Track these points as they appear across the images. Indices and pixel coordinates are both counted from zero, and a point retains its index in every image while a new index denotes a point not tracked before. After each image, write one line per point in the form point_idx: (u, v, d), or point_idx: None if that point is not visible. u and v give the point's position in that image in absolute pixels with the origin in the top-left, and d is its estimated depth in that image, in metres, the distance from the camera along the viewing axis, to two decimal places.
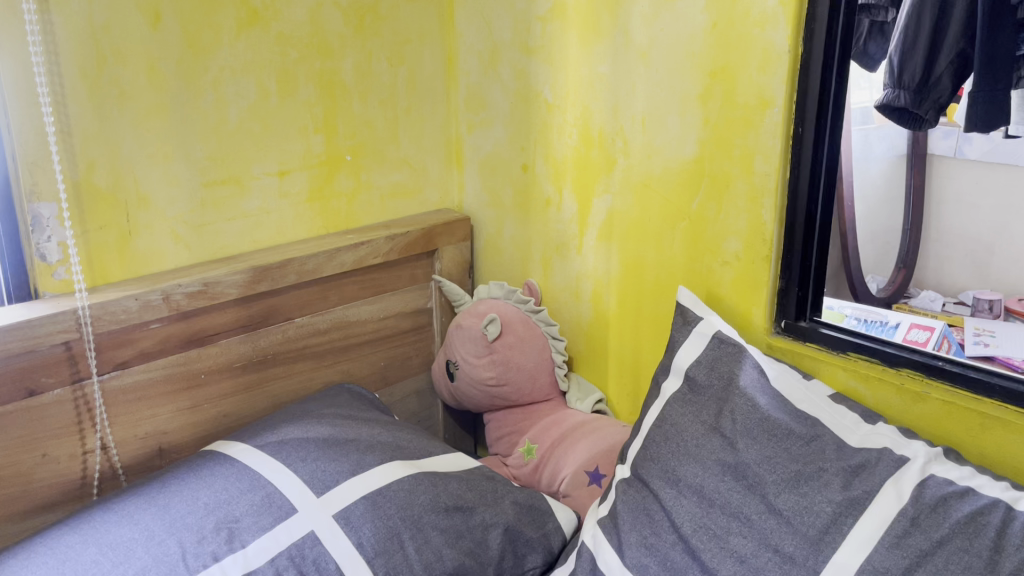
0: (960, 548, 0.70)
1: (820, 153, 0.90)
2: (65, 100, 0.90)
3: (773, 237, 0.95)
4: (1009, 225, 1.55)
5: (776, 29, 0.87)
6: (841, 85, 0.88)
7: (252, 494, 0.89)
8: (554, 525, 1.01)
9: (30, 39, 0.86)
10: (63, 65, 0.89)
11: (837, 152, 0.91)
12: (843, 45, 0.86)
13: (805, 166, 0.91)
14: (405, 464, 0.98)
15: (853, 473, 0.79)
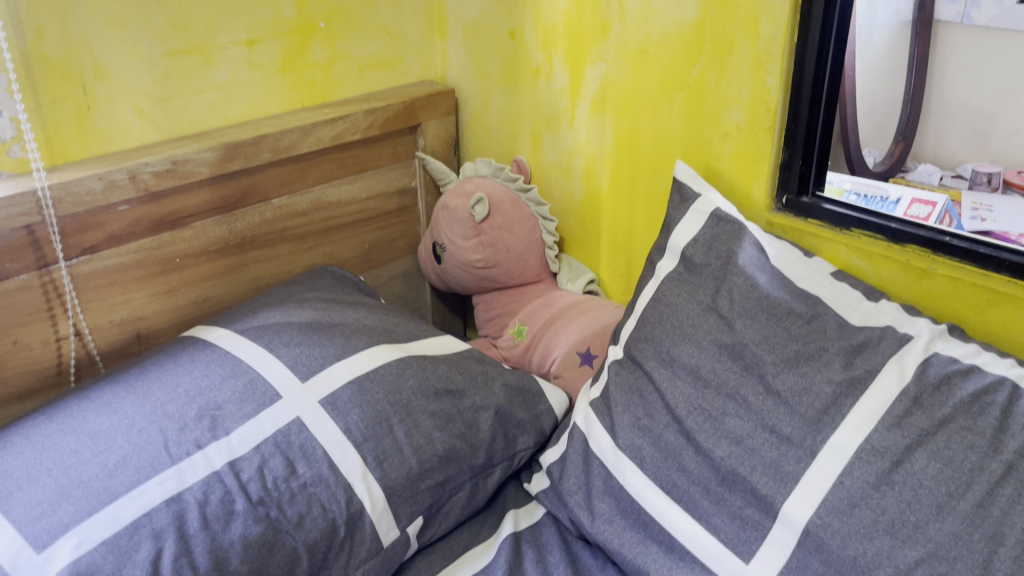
0: (962, 428, 0.69)
1: (832, 13, 0.83)
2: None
3: (777, 105, 0.89)
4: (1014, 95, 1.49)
5: None
6: None
7: (234, 381, 0.86)
8: (545, 407, 1.00)
9: None
10: None
11: (850, 12, 0.85)
12: None
13: (815, 28, 0.84)
14: (392, 348, 0.95)
15: (855, 353, 0.77)
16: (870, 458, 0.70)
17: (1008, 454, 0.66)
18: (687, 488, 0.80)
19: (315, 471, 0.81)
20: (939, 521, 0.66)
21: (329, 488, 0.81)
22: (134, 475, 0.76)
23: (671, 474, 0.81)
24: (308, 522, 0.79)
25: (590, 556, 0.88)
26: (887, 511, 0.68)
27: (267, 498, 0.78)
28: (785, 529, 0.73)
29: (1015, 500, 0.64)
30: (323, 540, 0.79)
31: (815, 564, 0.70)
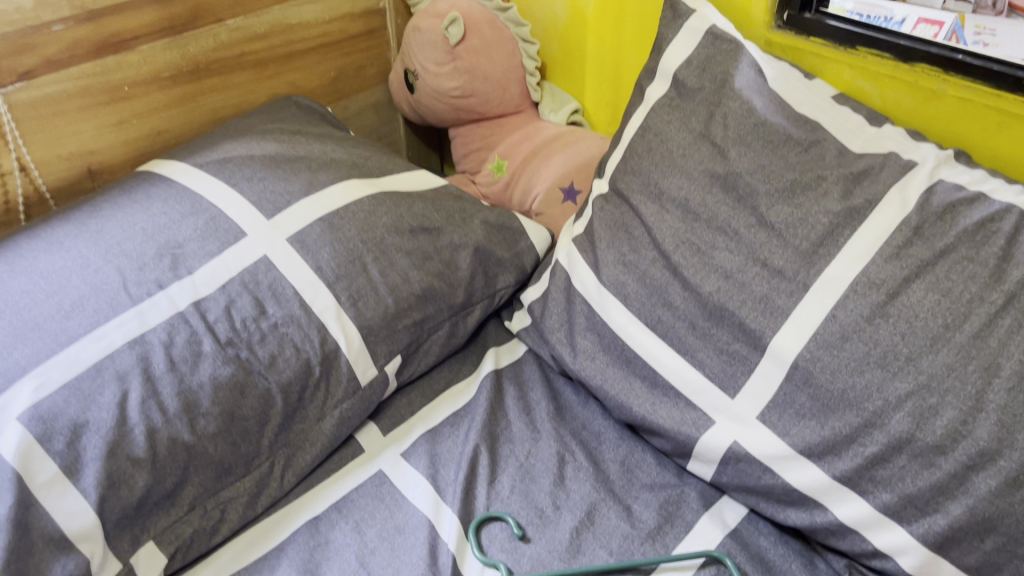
0: (964, 258, 0.65)
1: None
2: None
3: None
4: None
5: None
6: None
7: (195, 218, 0.81)
8: (527, 244, 0.96)
9: None
10: None
11: None
12: None
13: None
14: (364, 183, 0.90)
15: (855, 181, 0.72)
16: (866, 290, 0.67)
17: (1010, 284, 0.63)
18: (672, 324, 0.77)
19: (285, 311, 0.78)
20: (932, 354, 0.63)
21: (301, 328, 0.78)
22: (92, 316, 0.72)
23: (656, 310, 0.78)
24: (280, 363, 0.76)
25: (572, 393, 0.87)
26: (880, 344, 0.65)
27: (236, 339, 0.75)
28: (773, 364, 0.71)
29: (1014, 330, 0.61)
30: (298, 381, 0.76)
31: (803, 398, 0.69)
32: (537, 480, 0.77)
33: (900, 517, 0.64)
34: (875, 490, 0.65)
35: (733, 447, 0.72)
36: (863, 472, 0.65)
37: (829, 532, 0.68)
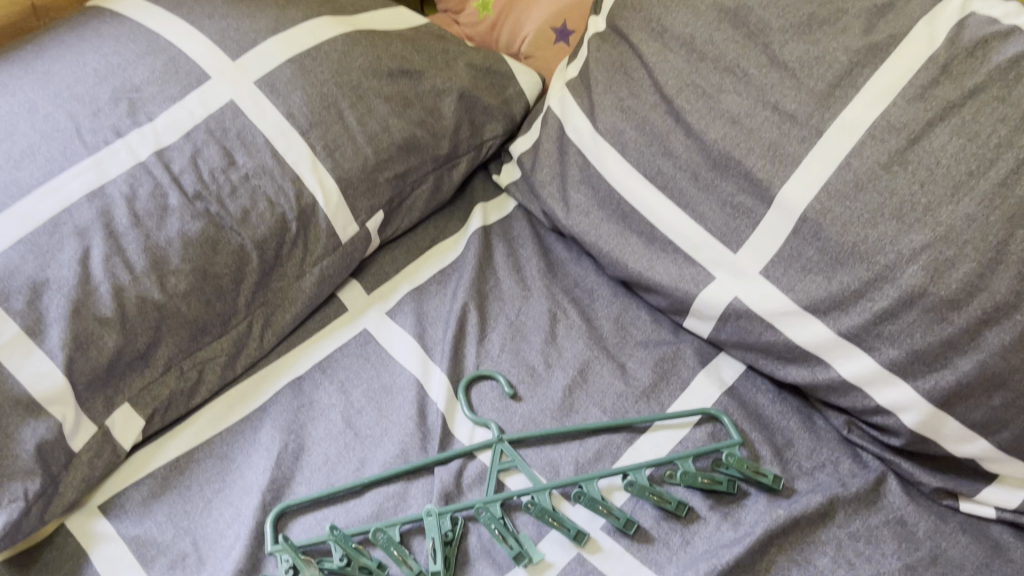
0: (995, 99, 0.59)
1: None
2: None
3: None
4: None
5: None
6: None
7: (151, 60, 0.74)
8: (516, 92, 0.89)
9: None
10: None
11: None
12: None
13: None
14: (337, 21, 0.81)
15: (879, 14, 0.65)
16: (885, 135, 0.62)
17: None
18: (673, 174, 0.72)
19: (257, 162, 0.72)
20: (953, 204, 0.59)
21: (275, 180, 0.72)
22: (45, 167, 0.66)
23: (656, 160, 0.73)
24: (254, 217, 0.71)
25: (564, 249, 0.83)
26: (897, 194, 0.61)
27: (205, 192, 0.69)
28: (780, 215, 0.67)
29: None
30: (274, 238, 0.71)
31: (811, 252, 0.65)
32: (528, 339, 0.74)
33: (906, 374, 0.62)
34: (882, 347, 0.62)
35: (733, 303, 0.69)
36: (871, 329, 0.63)
37: (831, 390, 0.66)
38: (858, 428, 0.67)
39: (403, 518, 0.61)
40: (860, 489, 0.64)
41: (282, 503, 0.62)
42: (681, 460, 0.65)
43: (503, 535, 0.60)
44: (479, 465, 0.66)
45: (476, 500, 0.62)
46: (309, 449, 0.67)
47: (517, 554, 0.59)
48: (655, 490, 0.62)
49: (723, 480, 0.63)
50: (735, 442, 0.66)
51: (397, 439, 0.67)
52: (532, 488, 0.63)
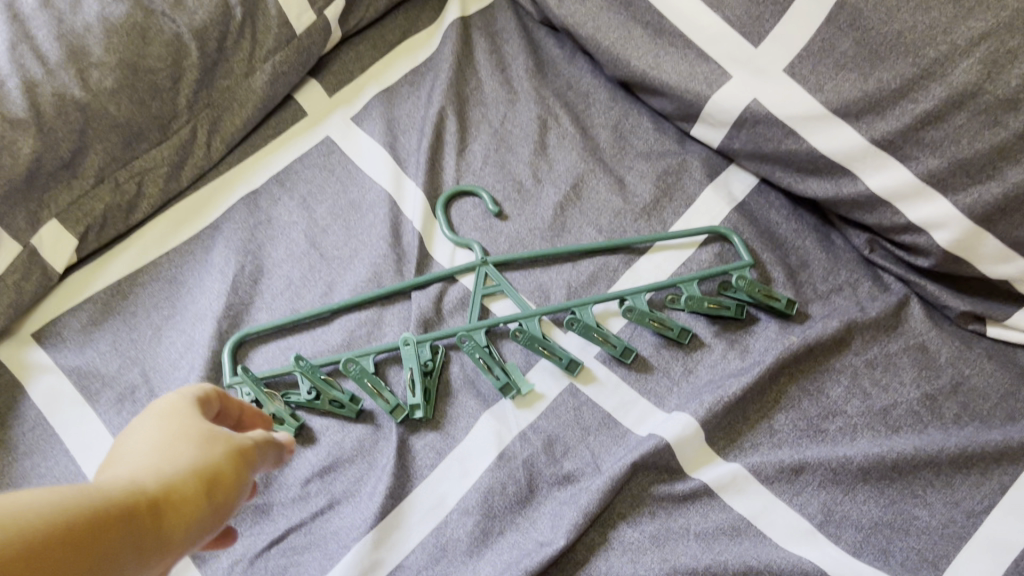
0: None
1: None
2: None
3: None
4: None
5: None
6: None
7: None
8: None
9: None
10: None
11: None
12: None
13: None
14: None
15: None
16: None
17: None
18: None
19: None
20: None
21: None
22: None
23: None
24: (189, 1, 0.59)
25: (556, 44, 0.72)
26: None
27: None
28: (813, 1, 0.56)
29: None
30: (215, 27, 0.60)
31: (846, 45, 0.56)
32: (514, 150, 0.66)
33: (944, 187, 0.54)
34: (921, 156, 0.55)
35: (750, 106, 0.60)
36: (910, 135, 0.55)
37: (857, 206, 0.59)
38: (881, 248, 0.60)
39: (377, 347, 0.55)
40: (880, 315, 0.58)
41: (240, 332, 0.56)
42: (685, 284, 0.58)
43: (488, 365, 0.54)
44: (460, 289, 0.59)
45: (457, 327, 0.56)
46: (269, 272, 0.60)
47: (504, 384, 0.54)
48: (656, 316, 0.56)
49: (729, 306, 0.57)
50: (745, 264, 0.59)
51: (368, 261, 0.60)
52: (520, 314, 0.56)
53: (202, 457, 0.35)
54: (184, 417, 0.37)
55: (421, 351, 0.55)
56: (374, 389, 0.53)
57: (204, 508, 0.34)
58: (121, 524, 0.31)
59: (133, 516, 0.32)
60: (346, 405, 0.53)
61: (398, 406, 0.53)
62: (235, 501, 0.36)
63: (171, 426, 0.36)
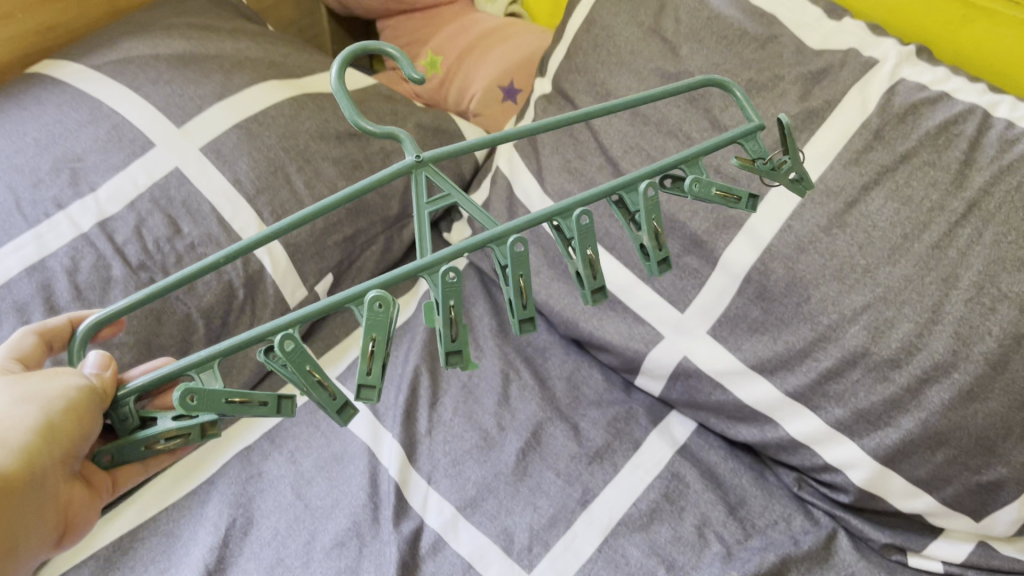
0: (926, 163, 0.62)
1: None
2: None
3: None
4: None
5: None
6: None
7: (94, 128, 0.73)
8: (464, 150, 0.89)
9: None
10: None
11: None
12: None
13: None
14: (284, 85, 0.82)
15: (814, 81, 0.69)
16: (824, 198, 0.64)
17: (972, 191, 0.60)
18: (621, 235, 0.74)
19: (203, 229, 0.72)
20: (890, 264, 0.61)
21: (221, 248, 0.72)
22: None
23: (604, 221, 0.75)
24: (200, 287, 0.70)
25: None
26: (837, 255, 0.63)
27: (149, 263, 0.69)
28: (725, 276, 0.68)
29: (975, 240, 0.59)
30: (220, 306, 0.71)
31: (756, 312, 0.67)
32: (480, 401, 0.74)
33: (851, 432, 0.63)
34: (828, 405, 0.64)
35: (682, 363, 0.71)
36: (817, 388, 0.64)
37: (781, 447, 0.67)
38: (808, 485, 0.68)
39: (267, 329, 0.44)
40: (811, 547, 0.64)
41: (80, 333, 0.51)
42: (688, 164, 0.52)
43: (451, 320, 0.44)
44: (432, 533, 0.65)
45: (408, 266, 0.46)
46: (258, 522, 0.66)
47: (458, 352, 0.45)
48: (655, 228, 0.50)
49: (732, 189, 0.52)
50: (755, 123, 0.55)
51: (349, 511, 0.66)
52: (486, 237, 0.47)
53: (60, 400, 0.48)
54: (37, 377, 0.49)
55: (356, 311, 0.45)
56: (311, 380, 0.43)
57: (66, 431, 0.47)
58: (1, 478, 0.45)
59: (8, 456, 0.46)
60: (268, 405, 0.44)
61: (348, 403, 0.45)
62: (93, 427, 0.49)
63: (22, 387, 0.48)
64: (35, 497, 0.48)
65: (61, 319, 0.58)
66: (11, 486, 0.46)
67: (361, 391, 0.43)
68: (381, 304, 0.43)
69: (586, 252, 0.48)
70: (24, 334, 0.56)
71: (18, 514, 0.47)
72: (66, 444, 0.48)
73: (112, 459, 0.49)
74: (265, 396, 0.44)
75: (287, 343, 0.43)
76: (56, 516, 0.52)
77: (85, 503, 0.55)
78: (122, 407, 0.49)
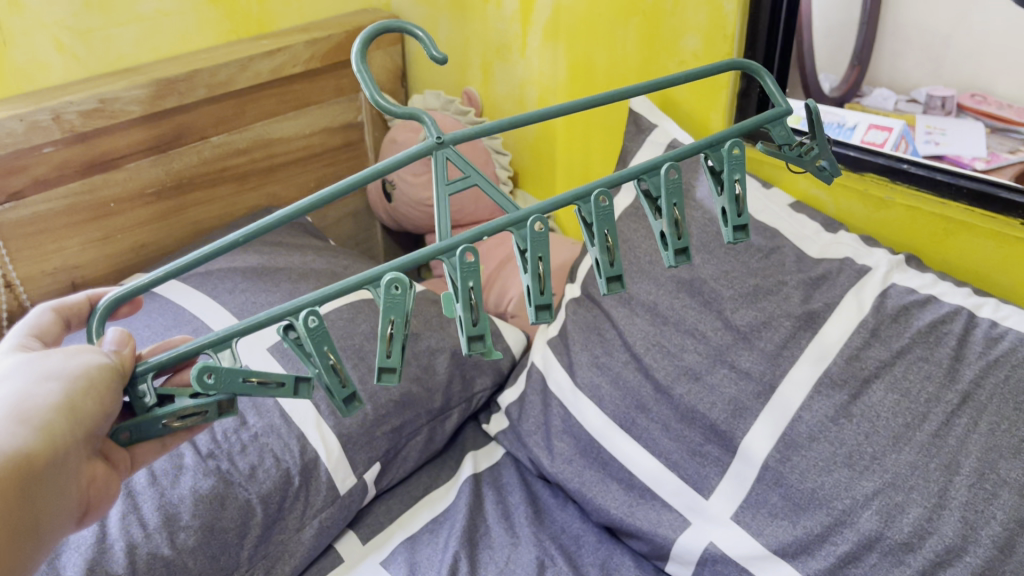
0: (920, 358, 0.69)
1: None
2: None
3: (733, 51, 0.90)
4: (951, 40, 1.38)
5: None
6: None
7: (178, 329, 0.84)
8: (502, 347, 0.98)
9: None
10: None
11: None
12: None
13: None
14: (343, 291, 0.93)
15: (814, 285, 0.77)
16: (829, 391, 0.70)
17: (964, 383, 0.66)
18: (646, 425, 0.80)
19: (265, 421, 0.80)
20: (895, 452, 0.66)
21: (281, 438, 0.79)
22: None
23: (630, 413, 0.81)
24: (260, 473, 0.77)
25: (551, 494, 0.88)
26: (845, 444, 0.68)
27: (217, 450, 0.76)
28: (744, 464, 0.73)
29: (972, 428, 0.64)
30: (277, 491, 0.77)
31: (774, 497, 0.71)
32: None
33: None
34: None
35: (709, 548, 0.73)
36: (838, 571, 0.66)
37: None
38: None
39: (285, 309, 0.48)
40: None
41: (101, 305, 0.53)
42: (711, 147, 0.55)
43: (471, 304, 0.49)
44: None
45: (431, 246, 0.50)
46: None
47: (478, 338, 0.48)
48: (674, 211, 0.53)
49: (743, 178, 0.55)
50: (783, 109, 0.58)
51: None
52: (508, 220, 0.51)
53: (83, 378, 0.49)
54: (53, 358, 0.50)
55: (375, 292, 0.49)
56: (328, 361, 0.48)
57: (91, 407, 0.48)
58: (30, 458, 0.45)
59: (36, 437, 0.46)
60: (285, 386, 0.48)
61: (353, 392, 0.49)
62: (112, 405, 0.50)
63: (40, 369, 0.49)
64: (64, 477, 0.48)
65: (81, 298, 0.60)
66: (40, 466, 0.46)
67: (383, 373, 0.48)
68: (398, 287, 0.48)
69: (604, 237, 0.51)
70: (42, 312, 0.58)
71: (48, 496, 0.47)
72: (89, 424, 0.48)
73: (130, 436, 0.50)
74: (284, 377, 0.48)
75: (312, 320, 0.47)
76: (82, 494, 0.52)
77: (106, 482, 0.54)
78: (138, 384, 0.51)
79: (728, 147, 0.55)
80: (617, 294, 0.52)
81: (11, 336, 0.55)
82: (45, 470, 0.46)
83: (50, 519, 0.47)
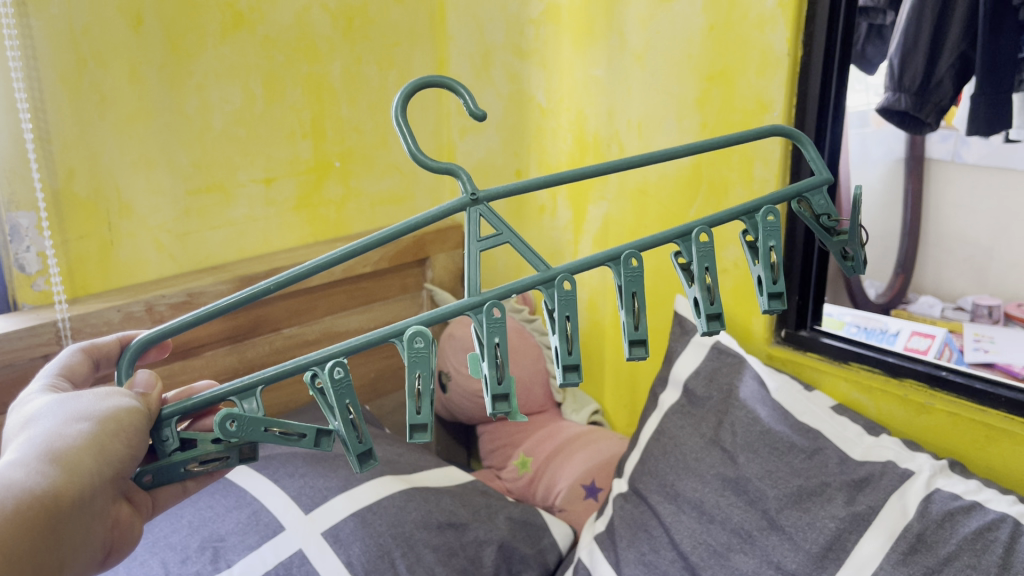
0: (968, 565, 0.68)
1: None
2: (34, 56, 0.88)
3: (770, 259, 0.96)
4: (995, 250, 1.49)
5: (772, 80, 0.90)
6: (835, 145, 0.91)
7: (237, 512, 0.89)
8: (549, 541, 0.98)
9: (36, 91, 0.89)
10: (45, 89, 0.89)
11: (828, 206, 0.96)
12: (838, 87, 0.88)
13: None
14: (396, 479, 0.96)
15: (857, 488, 0.78)
16: None
17: None
18: None
19: None
20: None
21: None
22: None
23: None
24: None
25: None
26: None
27: None
28: None
29: None
30: None
31: None
32: None
33: None
34: None
35: None
36: None
37: None
38: None
39: (313, 359, 0.53)
40: None
41: (131, 346, 0.59)
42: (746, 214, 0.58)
43: (497, 362, 0.52)
44: None
45: (460, 302, 0.54)
46: None
47: (503, 392, 0.52)
48: (704, 286, 0.56)
49: (778, 245, 0.58)
50: (821, 178, 0.59)
51: None
52: (538, 277, 0.55)
53: (114, 421, 0.53)
54: (83, 400, 0.54)
55: (397, 343, 0.53)
56: (347, 413, 0.52)
57: (118, 448, 0.53)
58: (64, 495, 0.48)
59: (73, 474, 0.49)
60: (307, 436, 0.54)
61: (369, 447, 0.53)
62: (136, 449, 0.54)
63: (72, 410, 0.53)
64: (90, 515, 0.51)
65: (112, 339, 0.64)
66: (74, 501, 0.49)
67: (413, 432, 0.51)
68: (423, 339, 0.52)
69: (629, 304, 0.55)
70: (72, 352, 0.62)
71: (75, 532, 0.50)
72: (117, 467, 0.53)
73: (153, 478, 0.57)
74: (304, 429, 0.53)
75: (337, 371, 0.52)
76: (105, 537, 0.55)
77: (129, 526, 0.58)
78: (164, 429, 0.57)
79: (763, 214, 0.58)
80: (639, 358, 0.54)
81: (42, 375, 0.59)
82: (76, 505, 0.49)
83: (74, 554, 0.50)
